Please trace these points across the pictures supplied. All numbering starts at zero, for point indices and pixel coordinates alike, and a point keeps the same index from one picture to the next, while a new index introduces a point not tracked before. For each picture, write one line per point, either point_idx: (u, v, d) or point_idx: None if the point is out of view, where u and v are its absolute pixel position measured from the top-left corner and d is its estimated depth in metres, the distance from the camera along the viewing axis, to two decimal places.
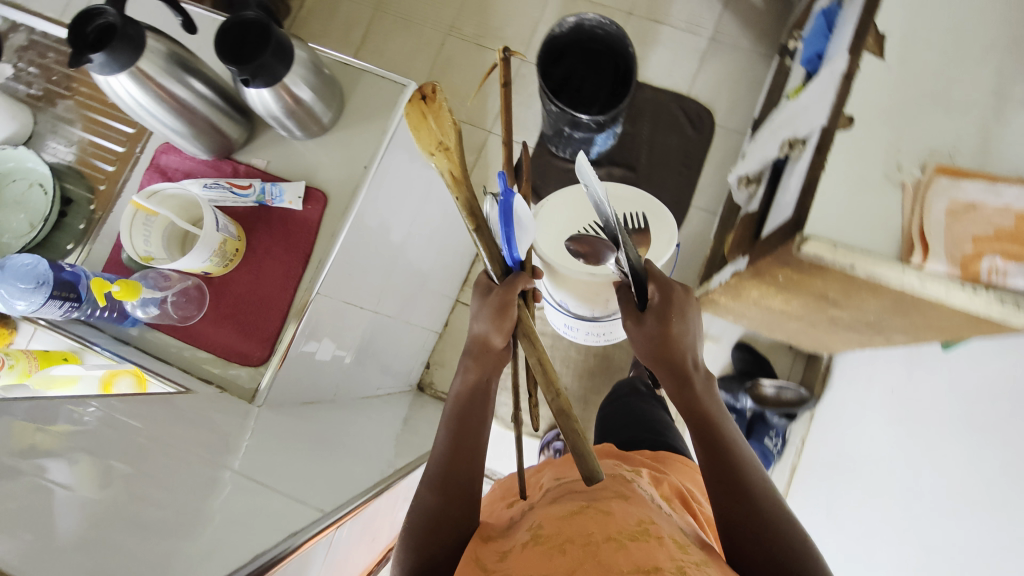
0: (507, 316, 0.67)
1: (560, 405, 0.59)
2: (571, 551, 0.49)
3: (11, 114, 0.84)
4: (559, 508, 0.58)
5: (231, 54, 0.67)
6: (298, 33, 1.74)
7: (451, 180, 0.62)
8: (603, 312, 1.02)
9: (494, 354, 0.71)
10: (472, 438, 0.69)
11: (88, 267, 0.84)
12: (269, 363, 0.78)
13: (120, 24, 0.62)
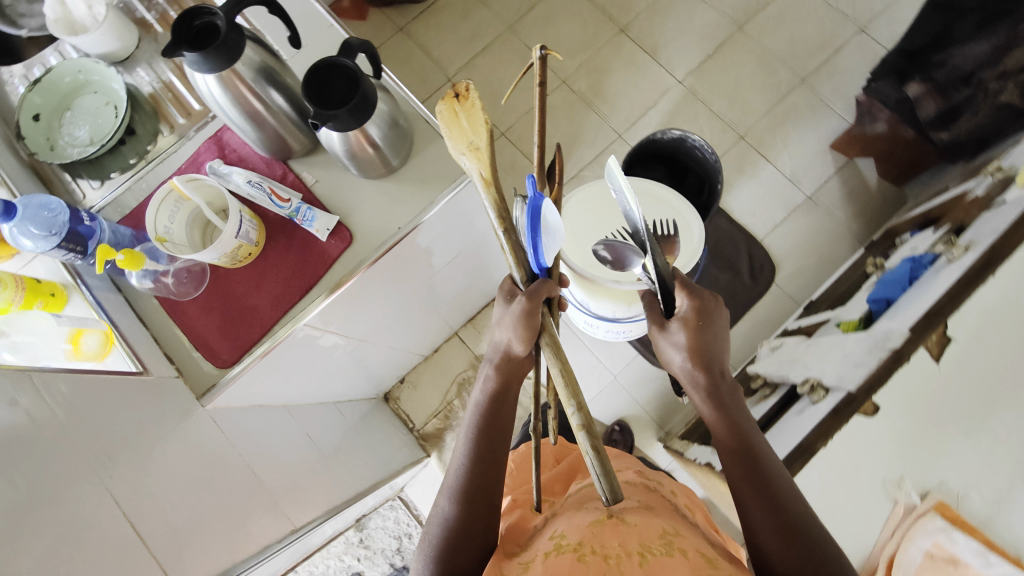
0: (534, 324, 0.69)
1: (583, 420, 0.59)
2: (595, 564, 0.57)
3: (116, 34, 0.88)
4: (583, 520, 0.67)
5: (321, 96, 0.68)
6: (424, 36, 1.82)
7: (487, 173, 0.64)
8: (625, 314, 1.05)
9: (516, 361, 0.74)
10: (495, 444, 0.73)
11: (117, 201, 0.85)
12: (228, 373, 0.77)
13: (225, 33, 0.63)
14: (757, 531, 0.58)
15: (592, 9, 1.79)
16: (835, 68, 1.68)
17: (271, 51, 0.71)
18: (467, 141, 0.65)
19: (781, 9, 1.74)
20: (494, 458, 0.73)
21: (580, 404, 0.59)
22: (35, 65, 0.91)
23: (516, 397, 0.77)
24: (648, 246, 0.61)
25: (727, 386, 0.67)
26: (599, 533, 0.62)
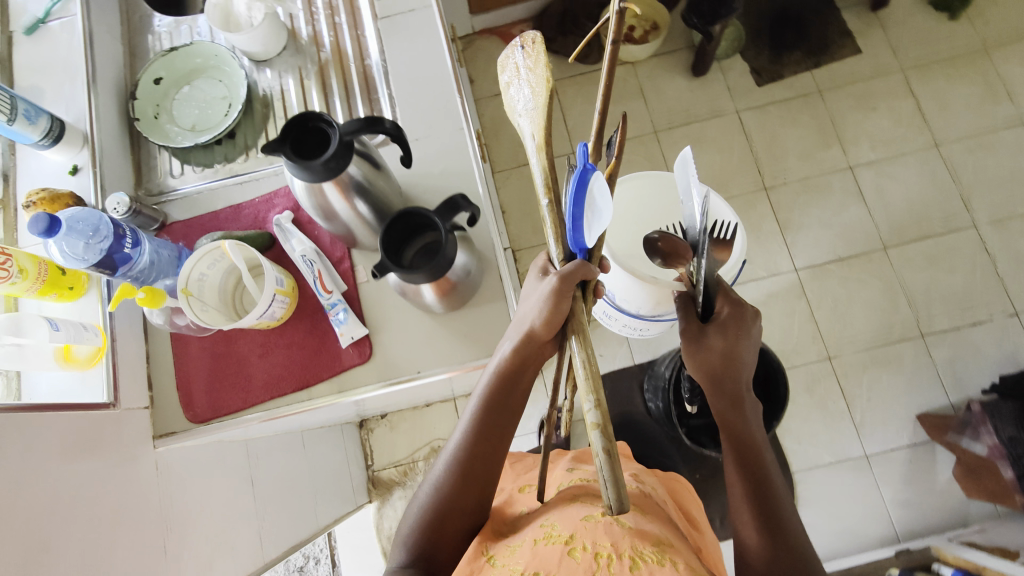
0: (560, 311, 0.60)
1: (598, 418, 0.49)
2: (583, 559, 0.56)
3: (264, 42, 0.85)
4: (574, 514, 0.64)
5: (393, 246, 0.65)
6: (570, 99, 1.74)
7: (540, 132, 0.58)
8: (650, 312, 1.01)
9: (535, 344, 0.65)
10: (498, 422, 0.68)
11: (182, 197, 0.83)
12: (192, 427, 0.74)
13: (331, 155, 0.58)
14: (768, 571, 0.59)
15: (746, 152, 1.66)
16: (964, 339, 1.49)
17: (372, 162, 0.66)
18: (524, 100, 0.60)
19: (940, 249, 1.56)
20: (491, 442, 0.67)
21: (600, 399, 0.50)
22: (183, 28, 0.90)
23: (528, 379, 0.68)
24: (704, 252, 0.57)
25: (745, 397, 0.69)
26: (591, 527, 0.60)
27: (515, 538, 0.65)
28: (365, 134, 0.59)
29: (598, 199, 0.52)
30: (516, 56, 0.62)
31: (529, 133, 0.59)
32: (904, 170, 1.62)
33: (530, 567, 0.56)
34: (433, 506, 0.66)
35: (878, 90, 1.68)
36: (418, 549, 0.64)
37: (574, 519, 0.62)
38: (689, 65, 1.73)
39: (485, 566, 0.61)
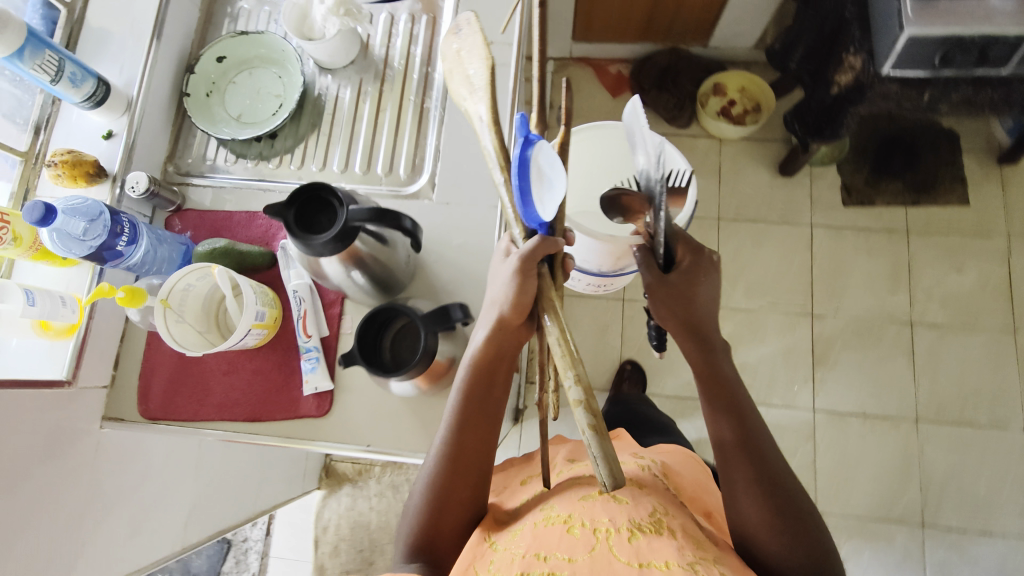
0: (529, 295, 0.58)
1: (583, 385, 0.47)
2: (581, 535, 0.60)
3: (331, 54, 0.82)
4: (571, 494, 0.68)
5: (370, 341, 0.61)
6: None
7: (488, 109, 0.55)
8: (611, 269, 0.91)
9: (512, 329, 0.63)
10: (478, 411, 0.66)
11: (205, 183, 0.81)
12: (142, 420, 0.74)
13: (328, 237, 0.55)
14: (757, 524, 0.62)
15: (805, 270, 1.55)
16: (966, 546, 1.37)
17: (383, 239, 0.62)
18: (468, 78, 0.57)
19: (977, 443, 1.42)
20: (473, 437, 0.65)
21: (580, 376, 0.47)
22: (263, 10, 0.87)
23: (507, 365, 0.66)
24: (660, 203, 0.57)
25: (719, 346, 0.68)
26: (587, 506, 0.64)
27: (515, 521, 0.67)
28: (373, 225, 0.55)
29: (547, 170, 0.51)
30: (462, 33, 0.60)
31: (478, 106, 0.55)
32: (970, 346, 1.48)
33: (531, 549, 0.59)
34: (427, 506, 0.65)
35: (972, 251, 1.53)
36: (420, 549, 0.65)
37: (571, 499, 0.66)
38: (778, 160, 1.62)
39: (488, 551, 0.62)
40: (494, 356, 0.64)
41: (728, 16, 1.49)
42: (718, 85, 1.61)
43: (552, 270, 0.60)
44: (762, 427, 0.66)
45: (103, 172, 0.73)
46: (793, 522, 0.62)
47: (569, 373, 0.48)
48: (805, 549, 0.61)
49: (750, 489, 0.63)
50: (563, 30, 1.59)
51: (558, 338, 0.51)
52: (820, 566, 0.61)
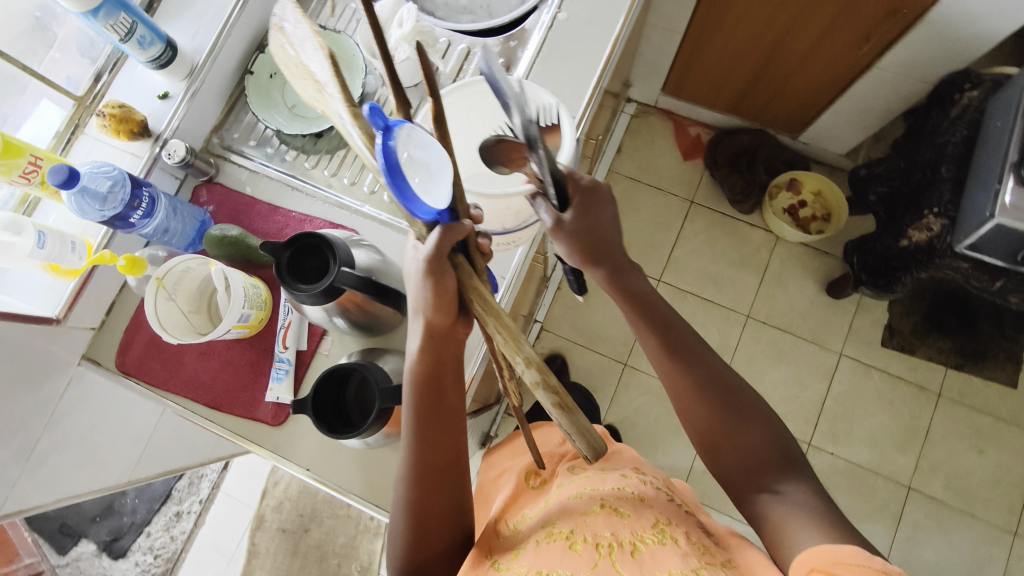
0: (450, 291, 0.55)
1: (537, 365, 0.51)
2: (585, 551, 0.60)
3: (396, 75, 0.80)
4: (574, 504, 0.67)
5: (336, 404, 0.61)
6: (694, 230, 1.61)
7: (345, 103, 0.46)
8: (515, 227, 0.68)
9: (445, 331, 0.60)
10: (433, 424, 0.62)
11: (240, 164, 0.82)
12: (115, 371, 0.77)
13: (309, 290, 0.54)
14: (707, 433, 0.66)
15: (817, 396, 1.48)
16: None
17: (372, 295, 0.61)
18: (312, 76, 0.48)
19: None
20: (439, 448, 0.62)
21: (530, 360, 0.51)
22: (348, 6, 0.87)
23: (446, 364, 0.62)
24: (538, 144, 0.49)
25: (626, 260, 0.67)
26: (587, 520, 0.64)
27: (523, 534, 0.67)
28: (353, 292, 0.55)
29: (425, 156, 0.44)
30: (289, 25, 0.50)
31: (334, 102, 0.46)
32: (961, 531, 1.39)
33: (536, 566, 0.60)
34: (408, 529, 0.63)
35: (999, 437, 1.43)
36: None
37: (574, 514, 0.66)
38: (830, 277, 1.54)
39: (493, 569, 0.62)
40: (432, 360, 0.61)
41: (828, 119, 1.40)
42: (794, 181, 1.54)
43: (473, 258, 0.56)
44: (693, 340, 0.67)
45: (148, 131, 0.75)
46: (760, 431, 0.64)
47: (519, 355, 0.51)
48: (758, 452, 0.63)
49: (704, 421, 0.65)
50: (655, 81, 1.53)
51: (494, 325, 0.53)
52: (791, 458, 0.63)
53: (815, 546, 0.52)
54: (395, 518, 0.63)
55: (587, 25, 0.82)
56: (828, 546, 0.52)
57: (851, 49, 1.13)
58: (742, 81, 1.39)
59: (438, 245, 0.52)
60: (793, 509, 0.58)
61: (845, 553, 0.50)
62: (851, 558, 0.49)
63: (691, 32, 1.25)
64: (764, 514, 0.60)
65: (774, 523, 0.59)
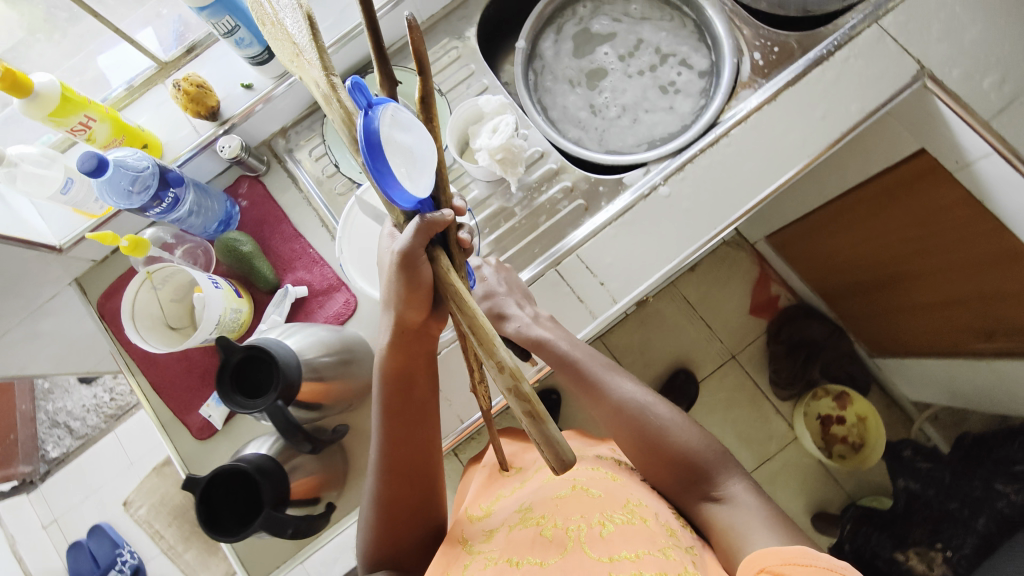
0: (425, 282, 0.53)
1: (507, 379, 0.38)
2: (557, 536, 0.60)
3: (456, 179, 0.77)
4: (548, 488, 0.68)
5: (231, 503, 0.58)
6: (720, 384, 1.50)
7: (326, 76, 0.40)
8: None
9: (410, 332, 0.60)
10: (401, 402, 0.63)
11: (289, 174, 0.80)
12: (95, 307, 0.79)
13: (242, 407, 0.51)
14: (630, 455, 0.69)
15: None
16: None
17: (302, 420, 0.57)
18: (293, 46, 0.43)
19: None
20: (405, 441, 0.64)
21: (500, 361, 0.38)
22: (465, 67, 0.81)
23: (422, 346, 0.62)
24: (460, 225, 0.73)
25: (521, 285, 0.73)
26: (560, 504, 0.65)
27: (493, 519, 0.68)
28: (281, 428, 0.51)
29: (408, 137, 0.40)
30: None
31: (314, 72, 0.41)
32: None
33: (505, 553, 0.60)
34: (381, 521, 0.65)
35: None
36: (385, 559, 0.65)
37: (546, 498, 0.66)
38: (827, 504, 1.42)
39: (464, 551, 0.64)
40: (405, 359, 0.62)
41: (911, 364, 1.26)
42: (845, 395, 1.41)
43: (455, 253, 0.51)
44: (594, 370, 0.68)
45: (217, 113, 0.73)
46: (692, 432, 0.68)
47: (490, 359, 0.39)
48: (688, 454, 0.66)
49: (643, 453, 0.67)
50: (760, 229, 1.41)
51: (465, 326, 0.41)
52: (727, 454, 0.68)
53: (765, 552, 0.53)
54: (366, 510, 0.65)
55: (682, 213, 0.73)
56: (775, 548, 0.52)
57: (967, 329, 0.99)
58: (844, 279, 1.26)
59: (417, 236, 0.47)
60: (739, 506, 0.62)
61: (794, 555, 0.50)
62: (799, 558, 0.50)
63: (817, 216, 1.13)
64: (712, 520, 0.63)
65: (720, 529, 0.62)
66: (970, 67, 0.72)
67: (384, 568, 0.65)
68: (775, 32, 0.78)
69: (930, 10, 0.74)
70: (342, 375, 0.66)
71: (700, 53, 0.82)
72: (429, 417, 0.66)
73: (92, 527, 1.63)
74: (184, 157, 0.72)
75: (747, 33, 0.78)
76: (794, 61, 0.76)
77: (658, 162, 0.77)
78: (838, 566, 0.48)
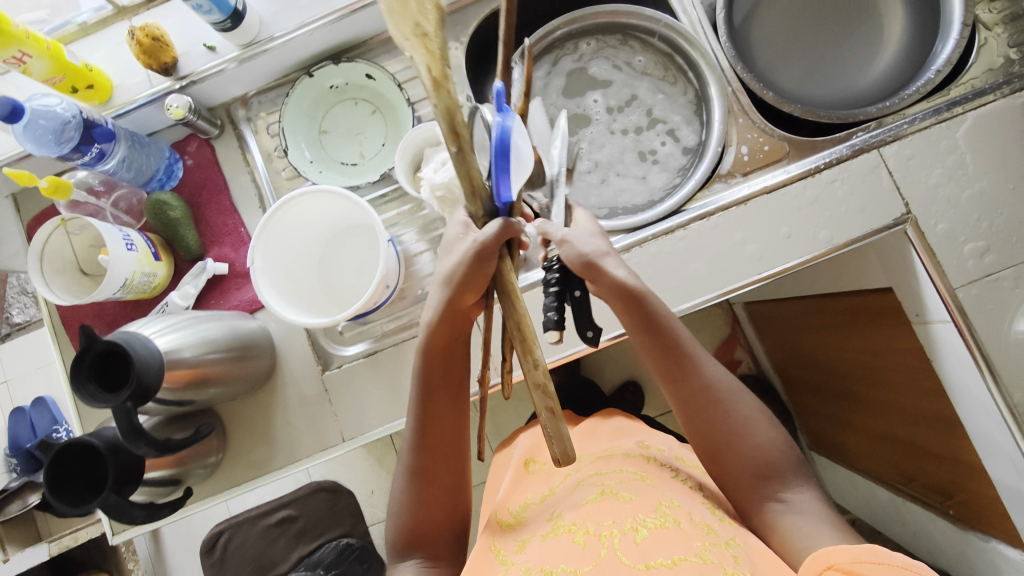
0: (487, 275, 0.55)
1: (534, 377, 0.46)
2: (590, 543, 0.57)
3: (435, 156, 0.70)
4: (578, 497, 0.66)
5: (82, 474, 0.59)
6: None
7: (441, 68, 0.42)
8: (292, 297, 0.64)
9: (463, 312, 0.60)
10: (456, 358, 0.63)
11: (242, 144, 0.77)
12: (22, 227, 0.78)
13: (94, 402, 0.51)
14: (695, 445, 0.66)
15: None
16: None
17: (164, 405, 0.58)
18: (415, 18, 0.43)
19: None
20: (442, 416, 0.63)
21: (538, 363, 0.46)
22: (445, 80, 0.77)
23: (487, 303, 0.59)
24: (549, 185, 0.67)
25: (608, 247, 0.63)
26: (590, 511, 0.62)
27: (525, 531, 0.67)
28: (129, 431, 0.51)
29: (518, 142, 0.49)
30: None
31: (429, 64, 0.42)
32: None
33: (540, 562, 0.58)
34: (414, 500, 0.63)
35: None
36: (415, 542, 0.63)
37: (579, 505, 0.64)
38: None
39: (497, 560, 0.63)
40: (449, 327, 0.61)
41: (842, 470, 1.23)
42: None
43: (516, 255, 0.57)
44: (684, 345, 0.64)
45: (174, 68, 0.70)
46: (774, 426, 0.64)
47: (529, 356, 0.46)
48: (765, 453, 0.62)
49: (715, 438, 0.63)
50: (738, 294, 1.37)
51: (513, 322, 0.48)
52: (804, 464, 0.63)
53: (824, 552, 0.51)
54: (398, 490, 0.64)
55: None
56: (841, 545, 0.50)
57: (895, 466, 0.97)
58: (802, 371, 1.22)
59: (497, 233, 0.53)
60: (806, 515, 0.58)
61: (864, 553, 0.49)
62: (871, 556, 0.48)
63: (790, 304, 1.09)
64: (775, 526, 0.59)
65: (781, 534, 0.58)
66: (957, 226, 0.67)
67: (414, 555, 0.62)
68: (772, 128, 0.72)
69: (938, 152, 0.68)
70: (230, 370, 0.65)
71: (690, 128, 0.77)
72: (460, 388, 0.65)
73: (36, 398, 1.69)
74: (135, 106, 0.70)
75: (743, 121, 0.72)
76: (778, 168, 0.71)
77: (611, 234, 0.73)
78: (910, 565, 0.47)
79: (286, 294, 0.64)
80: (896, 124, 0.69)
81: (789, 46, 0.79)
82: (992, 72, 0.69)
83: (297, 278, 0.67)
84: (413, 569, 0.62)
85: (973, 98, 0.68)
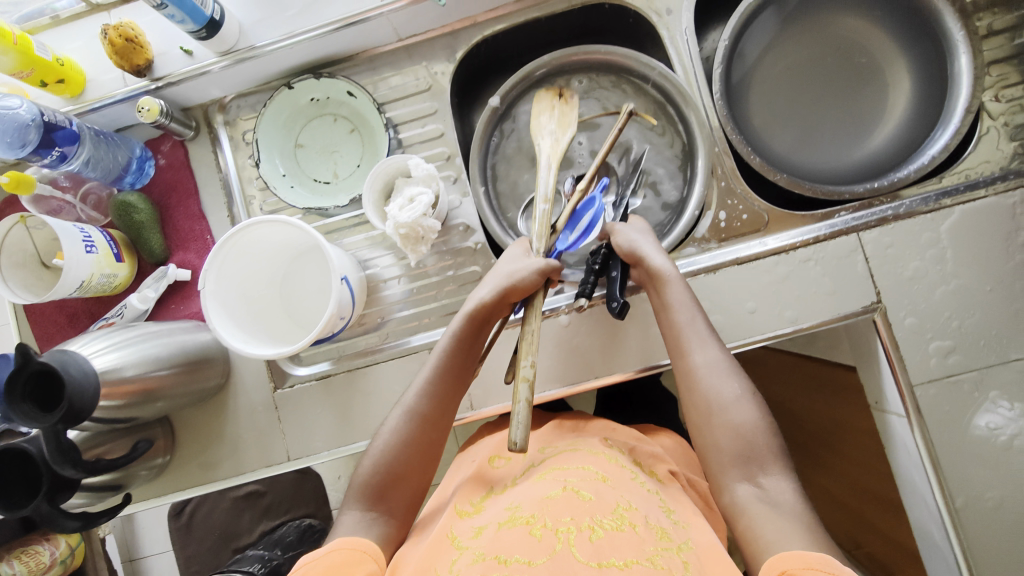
0: (529, 286, 0.61)
1: (527, 378, 0.53)
2: (547, 537, 0.51)
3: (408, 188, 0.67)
4: (537, 488, 0.58)
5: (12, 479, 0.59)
6: None
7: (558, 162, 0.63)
8: (243, 324, 0.63)
9: (502, 304, 0.64)
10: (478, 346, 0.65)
11: (216, 148, 0.76)
12: None
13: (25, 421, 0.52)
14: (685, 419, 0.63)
15: None
16: None
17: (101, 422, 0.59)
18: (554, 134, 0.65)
19: None
20: (453, 395, 0.64)
21: (533, 369, 0.53)
22: (428, 103, 0.74)
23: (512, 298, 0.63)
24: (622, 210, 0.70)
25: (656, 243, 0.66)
26: (549, 501, 0.55)
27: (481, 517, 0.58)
28: (59, 453, 0.53)
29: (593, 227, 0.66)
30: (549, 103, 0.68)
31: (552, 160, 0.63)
32: None
33: (496, 550, 0.52)
34: (388, 455, 0.61)
35: None
36: (373, 501, 0.60)
37: (535, 494, 0.56)
38: None
39: (449, 541, 0.55)
40: (489, 308, 0.63)
41: None
42: None
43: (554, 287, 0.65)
44: (689, 326, 0.61)
45: (150, 69, 0.69)
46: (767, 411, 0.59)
47: (524, 362, 0.54)
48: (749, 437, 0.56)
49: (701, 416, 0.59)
50: None
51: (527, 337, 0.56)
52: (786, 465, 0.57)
53: (784, 550, 0.48)
54: (376, 449, 0.62)
55: (569, 348, 0.71)
56: (798, 550, 0.48)
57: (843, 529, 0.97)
58: None
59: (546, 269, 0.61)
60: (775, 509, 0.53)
61: (818, 561, 0.46)
62: (825, 564, 0.46)
63: None
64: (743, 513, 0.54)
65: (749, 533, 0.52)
66: (926, 321, 0.65)
67: (367, 513, 0.60)
68: (753, 196, 0.70)
69: (918, 243, 0.66)
70: (179, 384, 0.66)
71: (673, 183, 0.75)
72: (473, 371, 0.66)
73: None
74: (108, 103, 0.68)
75: (724, 186, 0.70)
76: (753, 238, 0.69)
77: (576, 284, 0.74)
78: None
79: (238, 320, 0.63)
80: (882, 207, 0.67)
81: (788, 107, 0.76)
82: (989, 165, 0.66)
83: (250, 300, 0.65)
84: (363, 520, 0.59)
85: (962, 192, 0.66)
